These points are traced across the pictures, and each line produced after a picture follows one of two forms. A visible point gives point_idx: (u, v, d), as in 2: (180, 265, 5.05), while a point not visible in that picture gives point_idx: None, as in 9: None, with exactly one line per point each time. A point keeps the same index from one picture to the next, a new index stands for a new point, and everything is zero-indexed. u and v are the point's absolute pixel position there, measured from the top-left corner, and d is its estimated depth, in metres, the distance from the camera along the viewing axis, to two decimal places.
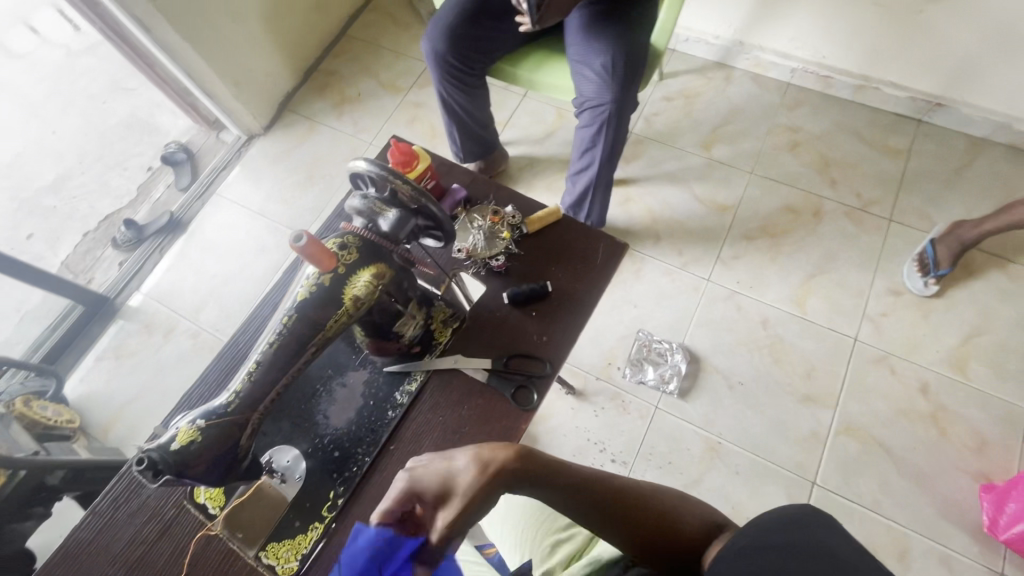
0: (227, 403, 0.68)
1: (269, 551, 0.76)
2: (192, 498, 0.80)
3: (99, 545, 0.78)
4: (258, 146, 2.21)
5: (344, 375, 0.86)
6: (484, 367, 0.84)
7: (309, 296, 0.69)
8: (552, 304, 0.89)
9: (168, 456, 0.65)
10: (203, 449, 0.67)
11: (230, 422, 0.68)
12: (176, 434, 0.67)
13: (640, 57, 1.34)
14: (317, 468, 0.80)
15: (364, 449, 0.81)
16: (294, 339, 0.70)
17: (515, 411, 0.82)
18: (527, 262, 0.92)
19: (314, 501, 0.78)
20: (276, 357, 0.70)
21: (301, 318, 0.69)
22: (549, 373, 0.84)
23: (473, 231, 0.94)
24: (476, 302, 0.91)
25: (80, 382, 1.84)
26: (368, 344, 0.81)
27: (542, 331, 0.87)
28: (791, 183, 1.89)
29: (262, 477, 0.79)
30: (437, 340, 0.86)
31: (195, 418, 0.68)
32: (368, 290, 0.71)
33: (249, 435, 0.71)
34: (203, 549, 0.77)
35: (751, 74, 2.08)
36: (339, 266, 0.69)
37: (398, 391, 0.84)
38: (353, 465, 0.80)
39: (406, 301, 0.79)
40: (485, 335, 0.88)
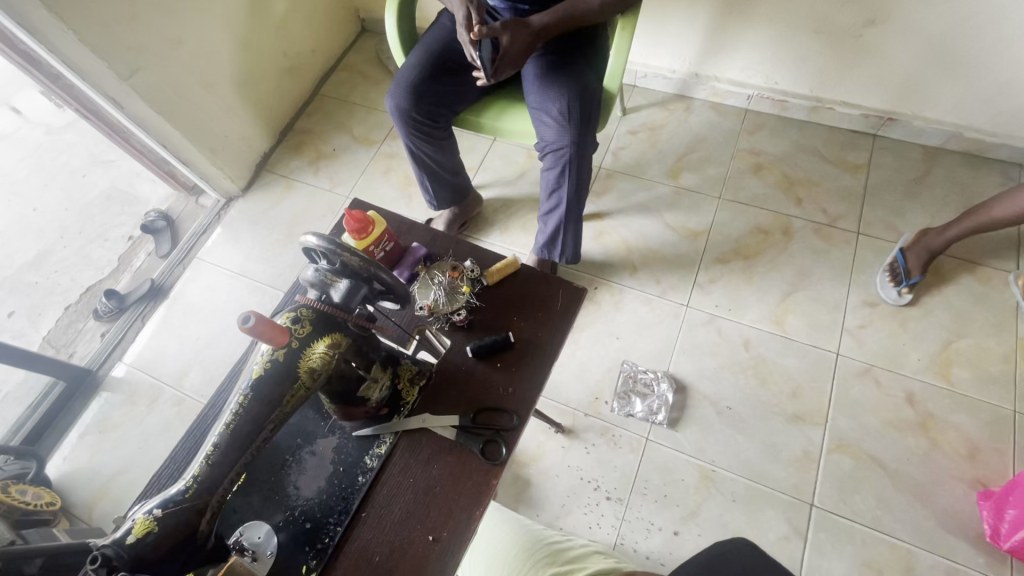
0: (185, 488, 0.68)
1: None
2: None
3: None
4: (237, 208, 2.24)
5: (313, 442, 0.85)
6: (452, 423, 0.84)
7: (264, 373, 0.70)
8: (516, 354, 0.90)
9: (124, 550, 0.64)
10: (160, 539, 0.66)
11: (188, 508, 0.67)
12: (131, 525, 0.66)
13: (593, 101, 1.40)
14: (289, 542, 0.79)
15: (335, 519, 0.80)
16: (251, 417, 0.70)
17: (486, 466, 0.81)
18: (488, 314, 0.94)
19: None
20: (234, 435, 0.69)
21: (257, 395, 0.70)
22: (518, 426, 0.84)
23: (434, 287, 0.96)
24: (442, 357, 0.91)
25: (63, 461, 1.81)
26: (333, 411, 0.81)
27: (507, 382, 0.88)
28: (759, 205, 1.94)
29: (231, 556, 0.75)
30: (405, 399, 0.87)
31: (152, 507, 0.67)
32: (324, 361, 0.72)
33: (209, 519, 0.70)
34: None
35: (709, 103, 2.16)
36: (292, 341, 0.70)
37: (367, 455, 0.83)
38: (325, 536, 0.79)
39: (367, 365, 0.80)
40: (452, 391, 0.88)
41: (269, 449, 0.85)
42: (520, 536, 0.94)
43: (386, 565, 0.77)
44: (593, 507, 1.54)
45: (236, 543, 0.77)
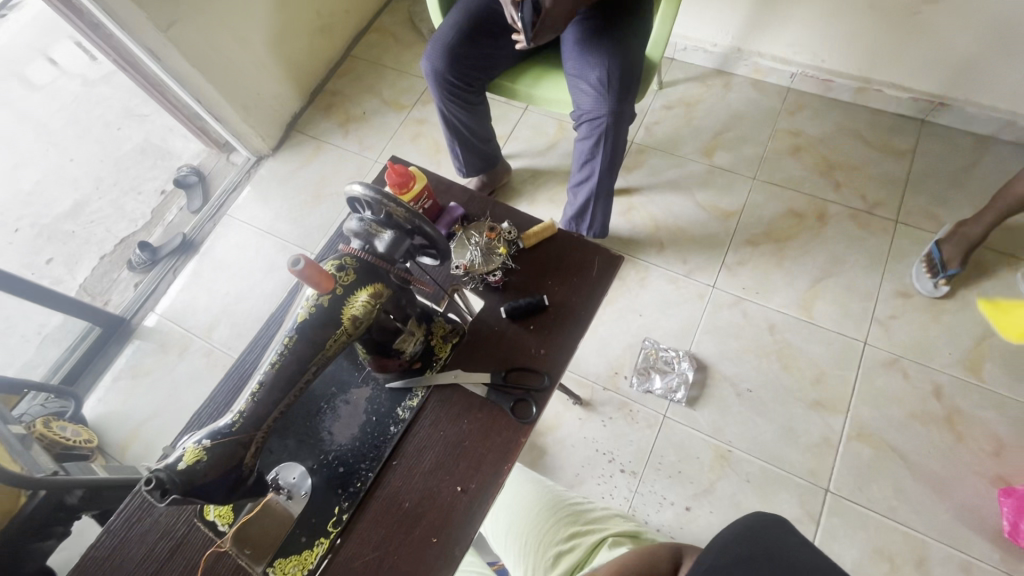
0: (232, 422, 0.71)
1: (277, 567, 0.78)
2: (201, 515, 0.82)
3: (114, 563, 0.81)
4: (267, 166, 2.26)
5: (347, 392, 0.88)
6: (483, 380, 0.85)
7: (308, 317, 0.71)
8: (549, 317, 0.90)
9: (175, 476, 0.67)
10: (208, 468, 0.69)
11: (235, 441, 0.70)
12: (182, 454, 0.69)
13: (634, 69, 1.36)
14: (323, 484, 0.82)
15: (368, 464, 0.82)
16: (295, 359, 0.72)
17: (515, 424, 0.83)
18: (525, 278, 0.94)
19: (322, 516, 0.80)
20: (278, 375, 0.72)
21: (301, 338, 0.71)
22: (548, 387, 0.85)
23: (471, 248, 0.95)
24: (475, 317, 0.92)
25: (98, 402, 1.89)
26: (369, 363, 0.83)
27: (539, 344, 0.88)
28: (794, 187, 1.89)
29: (268, 493, 0.80)
30: (437, 355, 0.89)
31: (201, 439, 0.70)
32: (366, 310, 0.73)
33: (253, 454, 0.73)
34: (213, 565, 0.80)
35: (750, 80, 2.09)
36: (337, 288, 0.72)
37: (400, 406, 0.86)
38: (357, 480, 0.81)
39: (405, 319, 0.81)
40: (484, 350, 0.89)
41: (304, 396, 0.87)
42: (542, 496, 0.96)
43: (416, 512, 0.79)
44: (607, 478, 1.56)
45: (274, 480, 0.81)
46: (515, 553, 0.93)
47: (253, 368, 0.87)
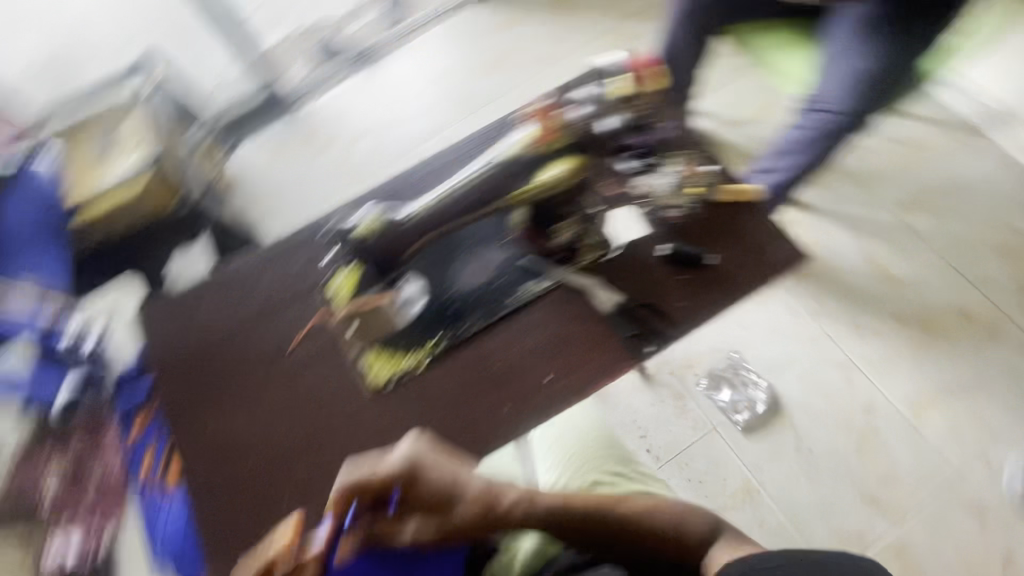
0: (411, 213, 0.86)
1: (371, 356, 0.88)
2: (327, 285, 0.92)
3: (248, 286, 0.95)
4: (465, 15, 2.23)
5: (486, 249, 0.91)
6: (612, 300, 0.86)
7: (505, 160, 0.85)
8: (702, 276, 0.87)
9: (361, 231, 0.86)
10: (384, 236, 0.86)
11: (407, 227, 0.86)
12: (368, 217, 0.88)
13: (901, 79, 1.19)
14: (435, 312, 0.88)
15: (477, 316, 0.87)
16: (478, 189, 0.85)
17: (623, 353, 0.83)
18: (696, 229, 0.89)
19: (420, 335, 0.87)
20: (468, 193, 0.86)
21: (493, 173, 0.85)
22: (669, 334, 0.85)
23: (662, 175, 0.93)
24: (632, 242, 0.90)
25: (244, 157, 2.08)
26: (521, 232, 0.90)
27: (680, 296, 0.86)
28: (981, 287, 1.64)
29: (393, 291, 0.89)
30: (581, 255, 0.89)
31: (386, 213, 0.88)
32: (553, 177, 0.85)
33: (413, 247, 0.88)
34: (318, 329, 0.90)
35: (1003, 152, 1.77)
36: (551, 147, 0.86)
37: (524, 285, 0.88)
38: (462, 325, 0.87)
39: (576, 206, 0.88)
40: (624, 275, 0.88)
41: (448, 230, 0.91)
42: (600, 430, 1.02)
43: (499, 378, 0.84)
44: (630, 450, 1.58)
45: (398, 283, 0.89)
46: (551, 461, 0.99)
47: (426, 187, 0.96)
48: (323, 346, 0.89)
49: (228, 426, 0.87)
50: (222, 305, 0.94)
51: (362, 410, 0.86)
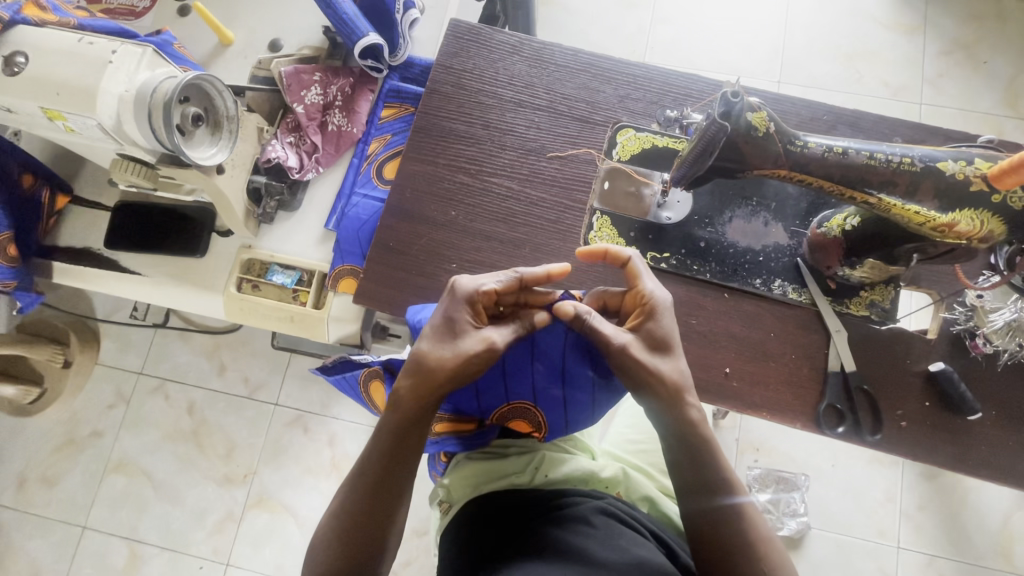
0: (794, 141, 0.56)
1: (599, 221, 0.73)
2: (619, 129, 0.76)
3: (547, 68, 0.79)
4: None
5: (777, 218, 0.72)
6: (848, 358, 0.67)
7: (947, 175, 0.53)
8: (948, 422, 0.66)
9: (733, 118, 0.54)
10: (746, 143, 0.55)
11: (779, 153, 0.56)
12: (756, 109, 0.54)
13: None
14: (671, 227, 0.72)
15: (703, 266, 0.71)
16: (886, 175, 0.54)
17: (806, 411, 0.67)
18: (990, 376, 0.67)
19: (639, 240, 0.72)
20: (864, 169, 0.55)
21: (919, 178, 0.54)
22: (863, 441, 0.65)
23: (1011, 304, 0.66)
24: (906, 332, 0.68)
25: None
26: (830, 238, 0.66)
27: (909, 416, 0.66)
28: None
29: (656, 182, 0.73)
30: (850, 304, 0.69)
31: (774, 119, 0.55)
32: (964, 233, 0.54)
33: (745, 171, 0.58)
34: (577, 161, 0.76)
35: None
36: (997, 195, 0.52)
37: (783, 283, 0.70)
38: (686, 262, 0.71)
39: (911, 262, 0.64)
40: (877, 352, 0.68)
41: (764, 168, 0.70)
42: None
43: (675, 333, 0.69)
44: None
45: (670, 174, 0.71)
46: (629, 427, 0.86)
47: (780, 104, 0.72)
48: (567, 178, 0.75)
49: (418, 189, 0.76)
50: (520, 68, 0.79)
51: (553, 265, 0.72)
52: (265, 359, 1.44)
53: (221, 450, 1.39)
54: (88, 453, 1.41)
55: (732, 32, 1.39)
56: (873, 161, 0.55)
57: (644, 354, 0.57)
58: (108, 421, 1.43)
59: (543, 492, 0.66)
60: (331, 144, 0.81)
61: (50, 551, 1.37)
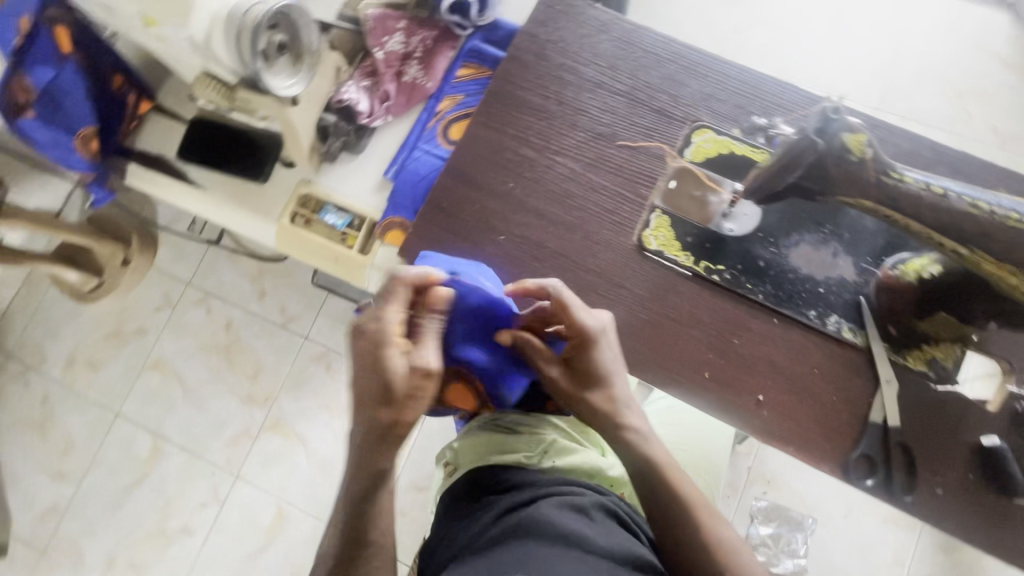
0: (890, 172, 0.51)
1: (656, 220, 0.71)
2: (698, 128, 0.72)
3: (635, 52, 0.75)
4: None
5: (848, 251, 0.67)
6: (893, 412, 0.63)
7: None
8: (989, 501, 0.61)
9: (829, 134, 0.50)
10: (837, 165, 0.51)
11: (871, 182, 0.52)
12: (856, 130, 0.50)
13: None
14: (733, 239, 0.69)
15: (757, 286, 0.68)
16: (984, 227, 0.50)
17: (835, 457, 0.64)
18: None
19: (696, 247, 0.69)
20: (962, 215, 0.50)
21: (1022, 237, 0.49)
22: (890, 501, 0.62)
23: None
24: (964, 398, 0.64)
25: None
26: (902, 282, 0.64)
27: (947, 486, 0.62)
28: None
29: (725, 190, 0.70)
30: (908, 356, 0.65)
31: (872, 144, 0.51)
32: None
33: (827, 195, 0.54)
34: (648, 153, 0.73)
35: None
36: None
37: (840, 320, 0.66)
38: (741, 279, 0.68)
39: (982, 322, 0.64)
40: (927, 413, 0.63)
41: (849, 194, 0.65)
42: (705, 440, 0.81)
43: (714, 348, 0.67)
44: None
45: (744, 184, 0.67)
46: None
47: (878, 129, 0.67)
48: (635, 170, 0.72)
49: (479, 161, 0.74)
50: (607, 48, 0.75)
51: (605, 258, 0.70)
52: (303, 292, 1.48)
53: (248, 370, 1.46)
54: (131, 347, 1.51)
55: (837, 46, 1.29)
56: (975, 209, 0.50)
57: (574, 388, 0.63)
58: (154, 322, 1.52)
59: (532, 474, 0.65)
60: (403, 95, 0.80)
61: (84, 429, 1.48)
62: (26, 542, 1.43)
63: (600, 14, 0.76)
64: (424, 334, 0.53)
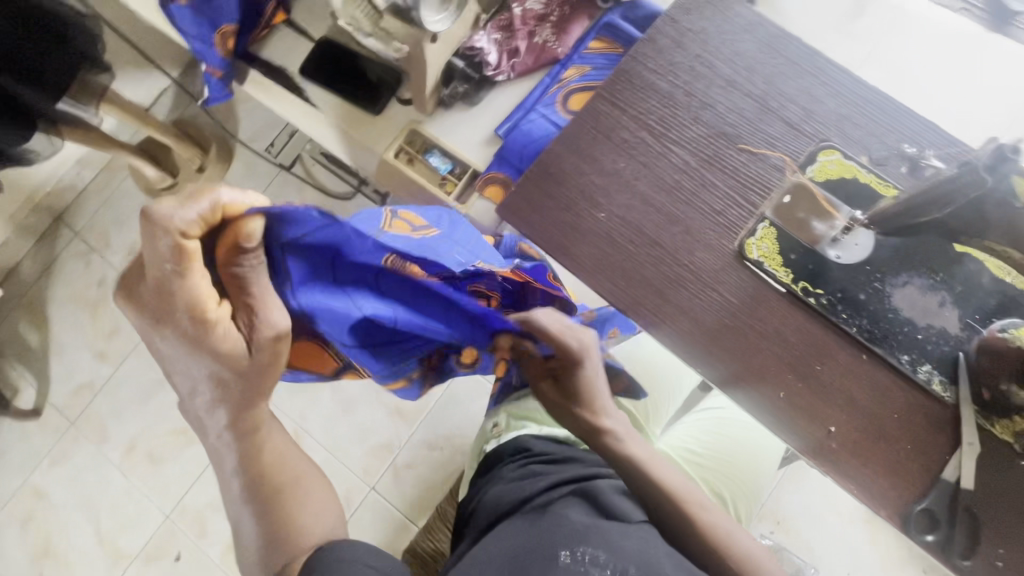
0: None
1: (763, 230, 0.69)
2: (826, 148, 0.70)
3: (775, 58, 0.73)
4: None
5: (956, 304, 0.65)
6: (970, 472, 0.61)
7: None
8: None
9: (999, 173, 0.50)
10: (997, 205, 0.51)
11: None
12: None
13: None
14: (838, 266, 0.67)
15: (852, 317, 0.66)
16: None
17: (896, 505, 0.63)
18: None
19: (797, 266, 0.68)
20: None
21: None
22: (945, 559, 0.61)
23: None
24: None
25: None
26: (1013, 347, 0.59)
27: (1008, 561, 0.60)
28: None
29: (841, 217, 0.68)
30: (999, 423, 0.61)
31: None
32: None
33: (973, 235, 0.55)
34: (766, 163, 0.71)
35: None
36: None
37: (932, 371, 0.64)
38: (838, 307, 0.66)
39: None
40: (1004, 483, 0.61)
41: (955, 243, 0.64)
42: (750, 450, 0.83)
43: (796, 370, 0.66)
44: None
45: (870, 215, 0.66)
46: (694, 436, 0.83)
47: None
48: (750, 177, 0.71)
49: (593, 136, 0.74)
50: (747, 48, 0.73)
51: (699, 255, 0.70)
52: None
53: None
54: None
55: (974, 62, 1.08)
56: None
57: (559, 400, 0.66)
58: None
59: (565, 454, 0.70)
60: (531, 55, 0.80)
61: None
62: (60, 411, 1.50)
63: (748, 13, 0.74)
64: (245, 285, 0.48)
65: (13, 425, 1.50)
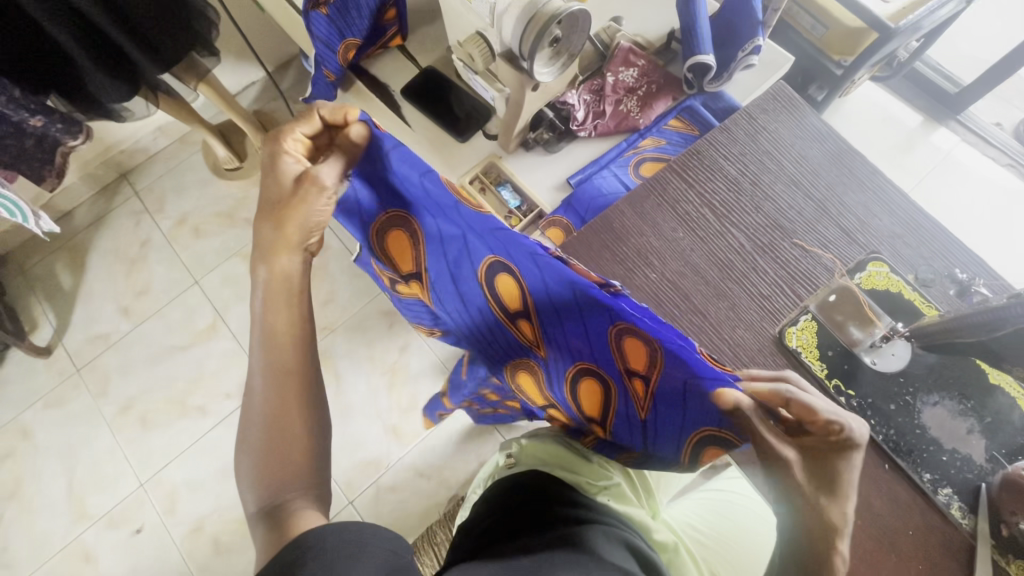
0: None
1: (805, 322, 0.72)
2: (875, 260, 0.74)
3: (836, 164, 0.78)
4: None
5: (984, 433, 0.66)
6: None
7: None
8: None
9: None
10: None
11: None
12: None
13: None
14: (872, 372, 0.70)
15: (880, 425, 0.67)
16: None
17: None
18: None
19: (833, 364, 0.71)
20: None
21: None
22: None
23: None
24: None
25: None
26: None
27: None
28: None
29: (881, 326, 0.71)
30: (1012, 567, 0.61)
31: None
32: None
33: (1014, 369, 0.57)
34: (816, 260, 0.75)
35: None
36: None
37: (954, 494, 0.64)
38: (867, 410, 0.68)
39: None
40: None
41: (985, 370, 0.67)
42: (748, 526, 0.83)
43: None
44: None
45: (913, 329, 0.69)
46: (697, 513, 0.83)
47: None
48: (795, 271, 0.74)
49: (666, 196, 0.79)
50: (813, 155, 0.79)
51: (742, 329, 0.73)
52: None
53: (322, 296, 1.55)
54: (238, 231, 1.62)
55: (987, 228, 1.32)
56: None
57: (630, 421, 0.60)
58: None
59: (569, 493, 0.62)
60: (614, 119, 0.87)
61: (165, 282, 1.59)
62: (70, 356, 1.53)
63: (822, 124, 0.81)
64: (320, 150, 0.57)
65: (23, 359, 1.52)
